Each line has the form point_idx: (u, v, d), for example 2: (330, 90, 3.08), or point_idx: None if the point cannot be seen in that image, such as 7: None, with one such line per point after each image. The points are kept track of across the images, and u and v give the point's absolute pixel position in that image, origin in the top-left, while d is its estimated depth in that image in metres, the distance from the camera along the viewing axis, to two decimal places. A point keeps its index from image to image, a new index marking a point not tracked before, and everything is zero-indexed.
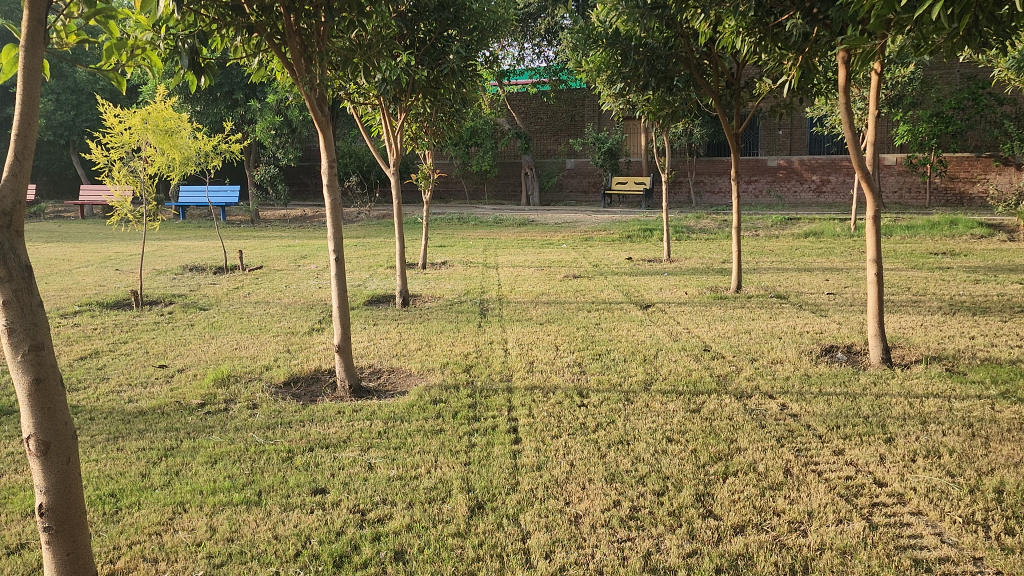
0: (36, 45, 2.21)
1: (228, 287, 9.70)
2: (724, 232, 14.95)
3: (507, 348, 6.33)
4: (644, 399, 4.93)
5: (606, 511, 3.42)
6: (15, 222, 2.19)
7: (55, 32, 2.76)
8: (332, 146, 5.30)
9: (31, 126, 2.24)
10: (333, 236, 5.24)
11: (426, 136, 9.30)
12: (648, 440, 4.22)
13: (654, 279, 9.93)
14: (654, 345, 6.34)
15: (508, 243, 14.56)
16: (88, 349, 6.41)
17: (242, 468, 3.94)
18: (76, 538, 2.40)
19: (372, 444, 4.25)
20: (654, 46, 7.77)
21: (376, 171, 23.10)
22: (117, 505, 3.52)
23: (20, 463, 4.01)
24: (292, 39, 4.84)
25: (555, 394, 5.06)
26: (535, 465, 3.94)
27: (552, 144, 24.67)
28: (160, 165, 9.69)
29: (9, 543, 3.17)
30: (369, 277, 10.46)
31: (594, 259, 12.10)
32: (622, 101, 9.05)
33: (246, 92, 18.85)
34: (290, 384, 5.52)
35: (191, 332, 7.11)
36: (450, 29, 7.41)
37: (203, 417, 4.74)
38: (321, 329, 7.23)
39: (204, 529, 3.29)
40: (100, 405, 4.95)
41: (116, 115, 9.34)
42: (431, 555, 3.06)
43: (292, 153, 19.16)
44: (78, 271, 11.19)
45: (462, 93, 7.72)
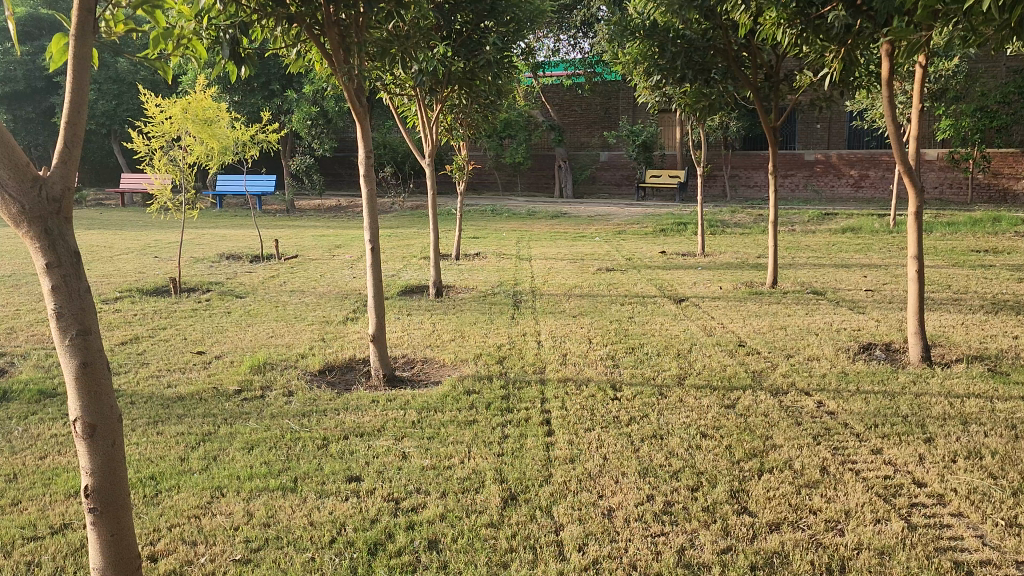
0: (86, 33, 2.24)
1: (264, 275, 9.79)
2: (760, 227, 14.81)
3: (540, 341, 6.32)
4: (678, 393, 4.91)
5: (640, 505, 3.40)
6: (64, 208, 2.23)
7: (105, 22, 2.79)
8: (370, 136, 5.31)
9: (80, 116, 2.27)
10: (370, 226, 5.26)
11: (460, 129, 9.29)
12: (682, 435, 4.20)
13: (688, 274, 9.87)
14: (689, 339, 6.30)
15: (541, 236, 14.55)
16: (129, 335, 6.53)
17: (278, 454, 3.99)
18: (120, 519, 2.44)
19: (406, 434, 4.28)
20: (691, 37, 7.70)
21: (410, 162, 23.17)
22: (157, 488, 3.59)
23: (64, 444, 4.10)
24: (331, 30, 4.86)
25: (588, 387, 5.05)
26: (568, 458, 3.94)
27: (586, 137, 24.61)
28: (200, 154, 9.82)
29: (54, 523, 3.24)
30: (403, 268, 10.50)
31: (628, 253, 12.05)
32: (658, 93, 8.99)
33: (283, 83, 19.00)
34: (325, 372, 5.57)
35: (228, 319, 7.21)
36: (487, 21, 7.40)
37: (240, 404, 4.79)
38: (355, 318, 7.30)
39: (242, 513, 3.34)
40: (141, 389, 5.05)
41: (157, 104, 9.49)
42: (464, 545, 3.07)
43: (328, 143, 19.31)
44: (119, 258, 11.38)
45: (497, 85, 7.72)
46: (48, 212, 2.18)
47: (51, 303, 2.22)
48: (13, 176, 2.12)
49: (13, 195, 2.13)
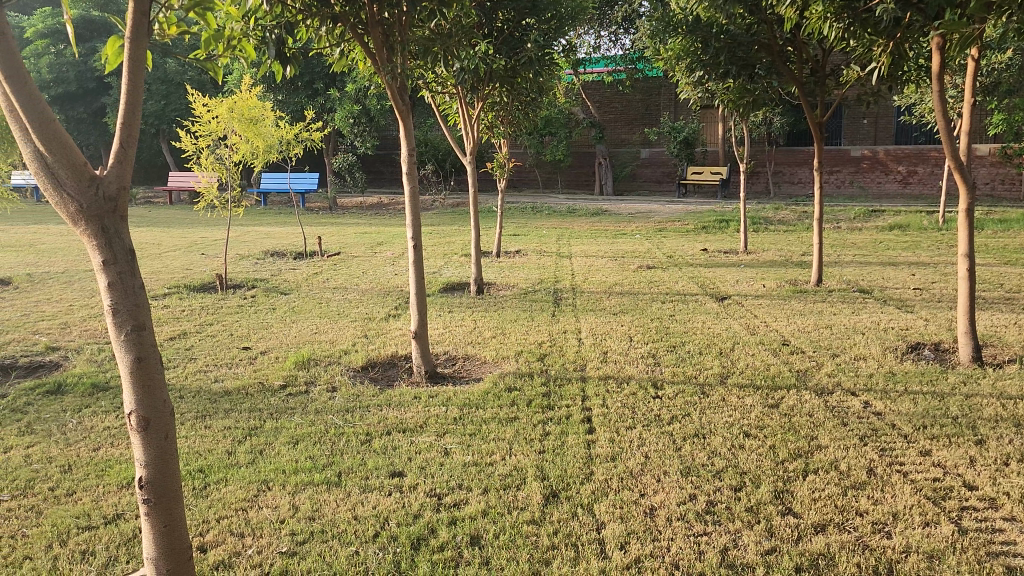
0: (141, 36, 2.27)
1: (307, 272, 9.93)
2: (804, 224, 14.58)
3: (581, 338, 6.32)
4: (721, 392, 4.87)
5: (682, 504, 3.39)
6: (120, 207, 2.28)
7: (158, 25, 2.85)
8: (412, 135, 5.35)
9: (135, 118, 2.31)
10: (412, 223, 5.30)
11: (501, 126, 9.31)
12: (725, 435, 4.16)
13: (731, 272, 9.76)
14: (732, 337, 6.25)
15: (581, 233, 14.50)
16: (177, 331, 6.67)
17: (322, 449, 4.04)
18: (172, 511, 2.49)
19: (448, 430, 4.30)
20: (735, 33, 7.59)
21: (451, 159, 23.26)
22: (206, 480, 3.66)
23: (117, 437, 4.21)
24: (375, 29, 4.90)
25: (630, 385, 5.04)
26: (609, 456, 3.92)
27: (626, 134, 24.48)
28: (246, 152, 9.99)
29: (107, 513, 3.32)
30: (445, 265, 10.58)
31: (669, 251, 11.97)
32: (700, 89, 8.86)
33: (326, 81, 19.19)
34: (368, 368, 5.64)
35: (273, 315, 7.32)
36: (529, 18, 7.39)
37: (285, 399, 4.88)
38: (397, 315, 7.36)
39: (287, 507, 3.39)
40: (189, 384, 5.16)
41: (205, 104, 9.68)
42: (507, 542, 3.09)
43: (370, 141, 19.48)
44: (167, 255, 11.63)
45: (538, 82, 7.70)
46: (104, 210, 2.23)
47: (107, 298, 2.28)
48: (71, 175, 2.18)
49: (71, 194, 2.19)
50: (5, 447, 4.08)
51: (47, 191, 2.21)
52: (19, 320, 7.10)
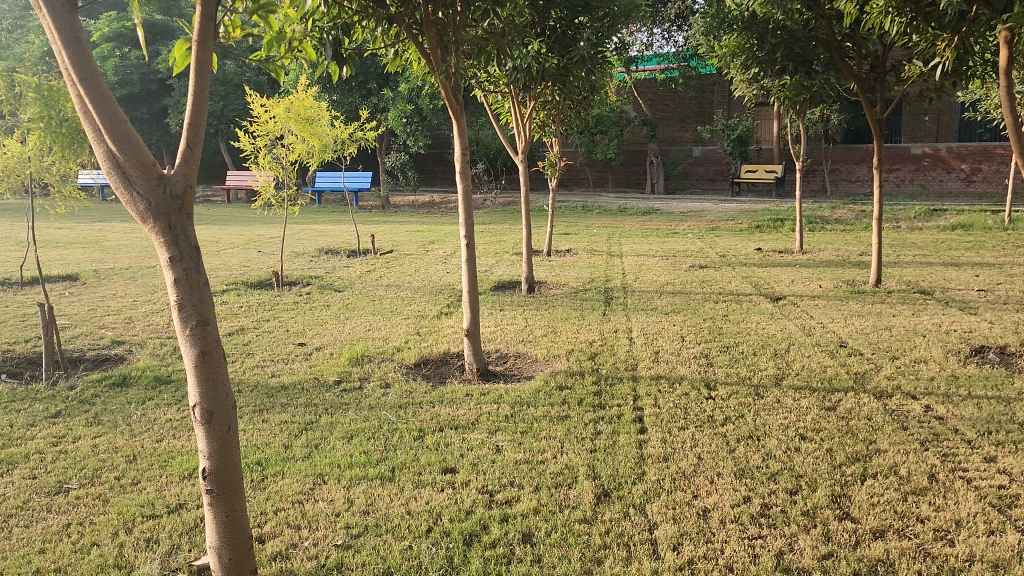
0: (207, 39, 2.33)
1: (361, 270, 10.07)
2: (863, 224, 14.24)
3: (632, 338, 6.28)
4: (776, 394, 4.80)
5: (736, 507, 3.35)
6: (186, 206, 2.34)
7: (224, 28, 2.94)
8: (465, 134, 5.38)
9: (201, 118, 2.37)
10: (465, 221, 5.33)
11: (553, 125, 9.30)
12: (780, 437, 4.10)
13: (786, 271, 9.60)
14: (787, 339, 6.15)
15: (632, 232, 14.41)
16: (235, 326, 6.82)
17: (376, 445, 4.10)
18: (234, 501, 2.55)
19: (499, 428, 4.32)
20: (793, 28, 7.44)
21: (503, 158, 23.31)
22: (263, 473, 3.74)
23: (179, 429, 4.33)
24: (430, 29, 4.95)
25: (682, 385, 5.00)
26: (661, 456, 3.90)
27: (678, 132, 24.24)
28: (302, 152, 10.16)
29: (170, 503, 3.42)
30: (496, 263, 10.61)
31: (722, 250, 11.83)
32: (756, 86, 8.70)
33: (380, 81, 19.40)
34: (420, 365, 5.69)
35: (327, 312, 7.44)
36: (582, 17, 7.34)
37: (340, 394, 4.95)
38: (449, 313, 7.41)
39: (342, 501, 3.45)
40: (247, 378, 5.28)
41: (262, 104, 9.88)
42: (559, 540, 3.09)
43: (422, 140, 19.64)
44: (225, 252, 11.88)
45: (590, 80, 7.65)
46: (171, 208, 2.30)
47: (173, 293, 2.35)
48: (140, 175, 2.25)
49: (140, 192, 2.26)
50: (75, 437, 4.22)
51: (118, 189, 2.29)
52: (85, 314, 7.34)
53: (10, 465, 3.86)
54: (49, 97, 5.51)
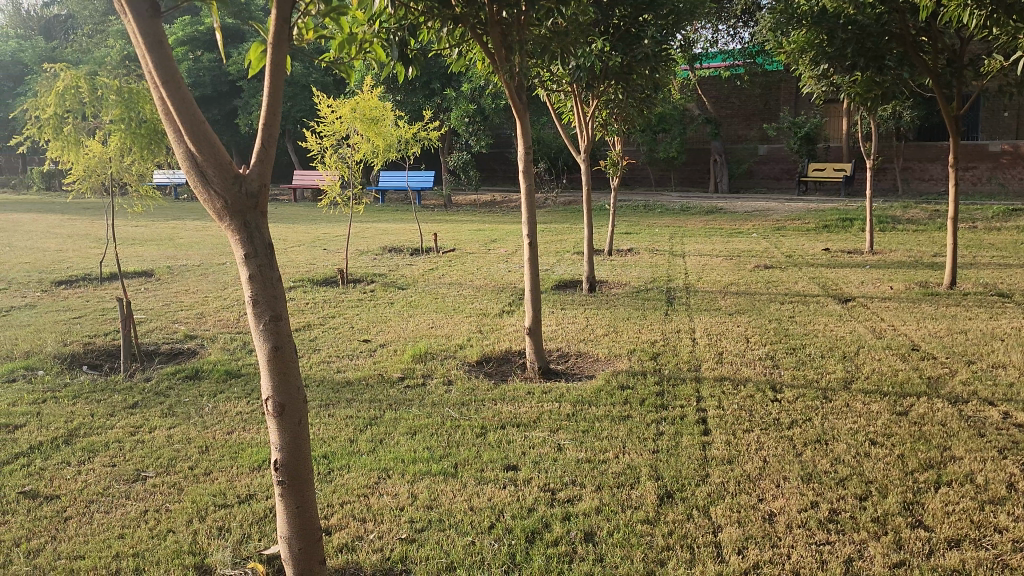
0: (282, 42, 2.39)
1: (423, 267, 10.19)
2: (937, 224, 13.78)
3: (695, 338, 6.20)
4: (845, 398, 4.69)
5: (804, 511, 3.28)
6: (261, 203, 2.40)
7: (297, 30, 3.06)
8: (529, 134, 5.40)
9: (275, 120, 2.43)
10: (528, 220, 5.34)
11: (616, 124, 9.25)
12: (850, 441, 4.01)
13: (854, 272, 9.38)
14: (856, 341, 5.99)
15: (694, 231, 14.24)
16: (302, 322, 6.97)
17: (439, 440, 4.14)
18: (304, 492, 2.61)
19: (561, 427, 4.32)
20: (864, 22, 7.28)
21: (564, 157, 23.26)
22: (330, 466, 3.82)
23: (248, 422, 4.44)
24: (494, 28, 4.99)
25: (747, 387, 4.91)
26: (725, 458, 3.85)
27: (743, 130, 23.85)
28: (367, 151, 10.32)
29: (240, 493, 3.52)
30: (557, 262, 10.62)
31: (788, 249, 11.61)
32: (825, 82, 8.49)
33: (443, 81, 19.58)
34: (482, 362, 5.73)
35: (391, 309, 7.56)
36: (646, 14, 7.28)
37: (403, 391, 5.02)
38: (511, 311, 7.43)
39: (406, 495, 3.50)
40: (314, 373, 5.40)
41: (329, 105, 10.07)
42: (621, 539, 3.08)
43: (485, 139, 19.72)
44: (292, 249, 12.16)
45: (654, 79, 7.57)
46: (246, 207, 2.36)
47: (248, 289, 2.43)
48: (217, 173, 2.32)
49: (217, 191, 2.33)
50: (151, 427, 4.38)
51: (197, 186, 2.37)
52: (160, 309, 7.59)
53: (92, 453, 4.03)
54: (130, 100, 5.76)
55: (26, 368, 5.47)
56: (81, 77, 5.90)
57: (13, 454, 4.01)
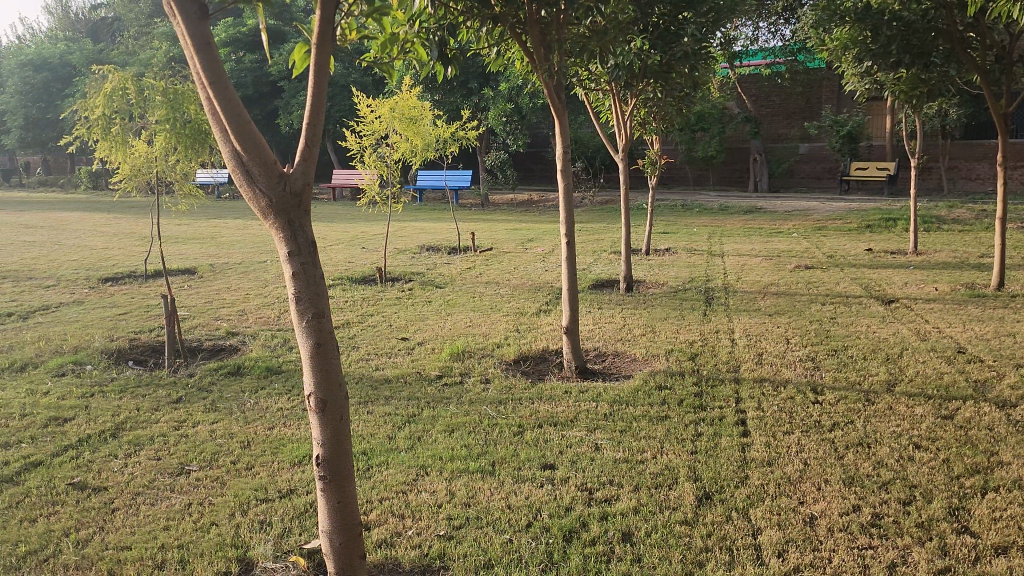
0: (326, 42, 2.41)
1: (461, 266, 10.23)
2: (984, 223, 13.48)
3: (734, 339, 6.15)
4: (887, 400, 4.61)
5: (845, 515, 3.24)
6: (304, 202, 2.43)
7: (341, 30, 3.11)
8: (567, 133, 5.39)
9: (319, 119, 2.46)
10: (566, 219, 5.34)
11: (654, 123, 9.19)
12: (893, 445, 3.94)
13: (897, 273, 9.22)
14: (899, 344, 5.88)
15: (733, 231, 14.10)
16: (341, 320, 7.05)
17: (477, 439, 4.15)
18: (345, 488, 2.64)
19: (599, 426, 4.31)
20: (910, 18, 7.08)
21: (601, 156, 23.17)
22: (369, 462, 3.87)
23: (288, 418, 4.50)
24: (534, 27, 4.98)
25: (787, 389, 4.86)
26: (765, 460, 3.81)
27: (784, 129, 23.55)
28: (406, 150, 10.39)
29: (282, 488, 3.57)
30: (594, 262, 10.58)
31: (829, 249, 11.44)
32: (869, 81, 8.34)
33: (481, 81, 19.62)
34: (520, 361, 5.74)
35: (429, 308, 7.60)
36: (686, 12, 7.23)
37: (441, 389, 5.04)
38: (548, 310, 7.44)
39: (444, 492, 3.52)
40: (353, 370, 5.45)
41: (369, 105, 10.16)
42: (659, 541, 3.07)
43: (522, 138, 19.72)
44: (331, 248, 12.29)
45: (694, 77, 7.50)
46: (290, 205, 2.40)
47: (292, 286, 2.46)
48: (263, 172, 2.36)
49: (262, 189, 2.37)
50: (195, 422, 4.46)
51: (242, 185, 2.41)
52: (203, 306, 7.72)
53: (137, 446, 4.11)
54: (175, 101, 5.88)
55: (74, 363, 5.60)
56: (129, 78, 6.02)
57: (62, 446, 4.11)
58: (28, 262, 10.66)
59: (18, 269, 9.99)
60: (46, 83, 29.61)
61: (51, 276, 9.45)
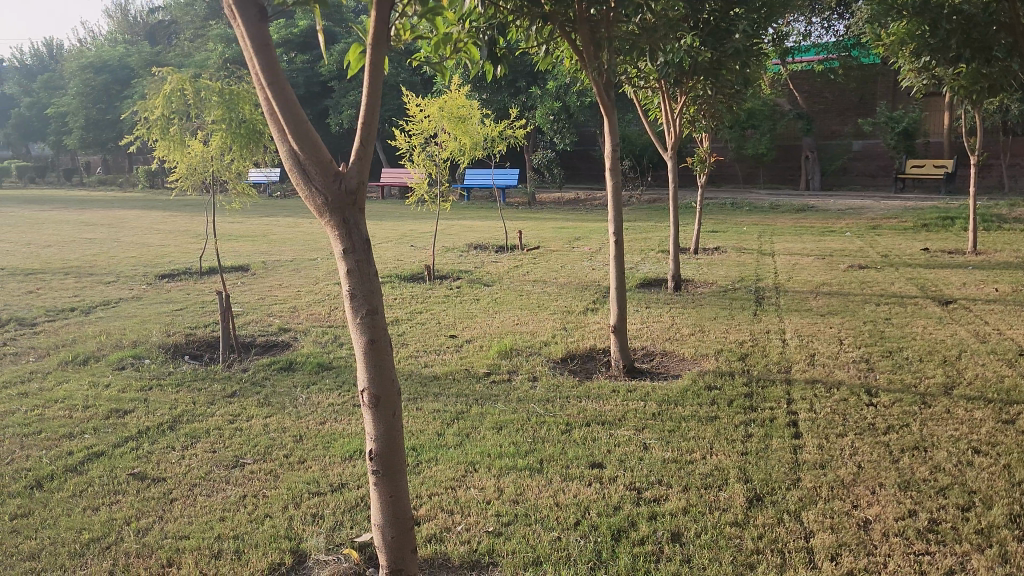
0: (381, 43, 2.44)
1: (508, 265, 10.25)
2: None
3: (785, 339, 6.06)
4: (945, 404, 4.50)
5: (901, 520, 3.17)
6: (359, 201, 2.46)
7: (395, 30, 3.16)
8: (616, 131, 5.38)
9: (374, 119, 2.49)
10: (614, 217, 5.32)
11: (704, 120, 9.11)
12: (950, 449, 3.85)
13: (956, 273, 8.97)
14: (957, 345, 5.74)
15: (784, 230, 13.88)
16: (390, 317, 7.14)
17: (525, 436, 4.17)
18: (397, 482, 2.67)
19: (647, 426, 4.29)
20: (971, 12, 6.86)
21: (649, 154, 23.01)
22: (418, 458, 3.91)
23: (339, 413, 4.57)
24: (583, 26, 4.98)
25: (840, 391, 4.77)
26: (818, 463, 3.75)
27: (837, 126, 23.11)
28: (454, 150, 10.45)
29: (334, 482, 3.63)
30: (642, 261, 10.51)
31: (884, 249, 11.20)
32: (926, 76, 8.14)
33: (530, 79, 19.62)
34: (567, 360, 5.73)
35: (477, 306, 7.64)
36: (737, 8, 7.12)
37: (489, 386, 5.07)
38: (595, 309, 7.41)
39: (493, 489, 3.54)
40: (402, 367, 5.51)
41: (418, 105, 10.25)
42: (709, 542, 3.04)
43: (570, 137, 19.70)
44: (380, 246, 12.43)
45: (745, 73, 7.40)
46: (345, 203, 2.43)
47: (347, 283, 2.50)
48: (319, 171, 2.40)
49: (318, 188, 2.42)
50: (249, 416, 4.56)
51: (299, 184, 2.45)
52: (256, 303, 7.88)
53: (194, 439, 4.22)
54: (230, 100, 6.02)
55: (133, 357, 5.77)
56: (186, 79, 6.10)
57: (122, 438, 4.23)
58: (89, 258, 10.98)
59: (80, 265, 10.31)
60: (106, 84, 30.56)
61: (110, 273, 9.72)
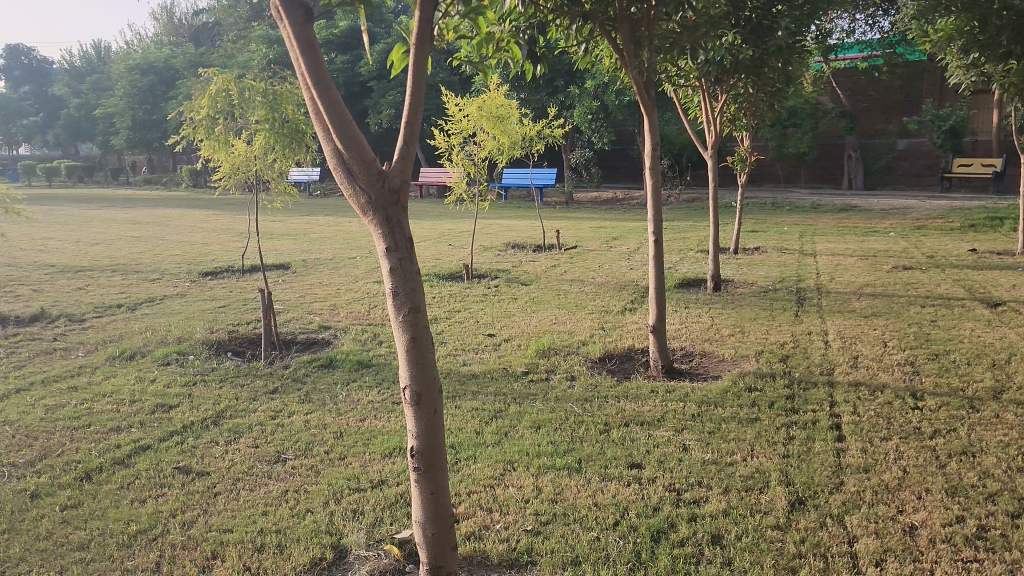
0: (424, 42, 2.46)
1: (545, 264, 10.25)
2: None
3: (828, 340, 5.97)
4: (993, 408, 4.40)
5: (948, 526, 3.11)
6: (402, 199, 2.48)
7: (439, 31, 3.17)
8: (656, 130, 5.35)
9: (417, 118, 2.51)
10: (653, 216, 5.29)
11: (744, 119, 9.02)
12: (999, 455, 3.76)
13: (1005, 274, 8.75)
14: (1006, 348, 5.60)
15: (826, 230, 13.68)
16: (429, 316, 7.18)
17: (564, 435, 4.16)
18: (437, 480, 2.68)
19: (686, 426, 4.26)
20: None
21: (688, 153, 22.83)
22: (457, 455, 3.93)
23: (378, 410, 4.61)
24: (623, 24, 4.96)
25: (885, 394, 4.68)
26: (862, 466, 3.69)
27: (881, 124, 22.69)
28: (493, 149, 10.47)
29: (373, 478, 3.66)
30: (680, 261, 10.43)
31: (929, 249, 10.97)
32: (975, 72, 7.95)
33: (568, 78, 19.57)
34: (606, 360, 5.71)
35: (515, 305, 7.65)
36: (779, 6, 7.03)
37: (527, 385, 5.07)
38: (633, 309, 7.37)
39: (532, 488, 3.54)
40: (441, 365, 5.55)
41: (457, 105, 10.29)
42: (750, 545, 3.01)
43: (608, 137, 19.64)
44: (418, 245, 12.50)
45: (787, 72, 7.30)
46: (388, 202, 2.45)
47: (390, 282, 2.52)
48: (362, 170, 2.42)
49: (362, 186, 2.44)
50: (290, 412, 4.61)
51: (343, 183, 2.48)
52: (297, 300, 7.98)
53: (236, 434, 4.28)
54: (273, 101, 6.12)
55: (178, 352, 5.87)
56: (231, 79, 6.20)
57: (167, 432, 4.31)
58: (135, 256, 11.20)
59: (126, 262, 10.53)
60: (151, 86, 31.14)
61: (155, 270, 9.91)
